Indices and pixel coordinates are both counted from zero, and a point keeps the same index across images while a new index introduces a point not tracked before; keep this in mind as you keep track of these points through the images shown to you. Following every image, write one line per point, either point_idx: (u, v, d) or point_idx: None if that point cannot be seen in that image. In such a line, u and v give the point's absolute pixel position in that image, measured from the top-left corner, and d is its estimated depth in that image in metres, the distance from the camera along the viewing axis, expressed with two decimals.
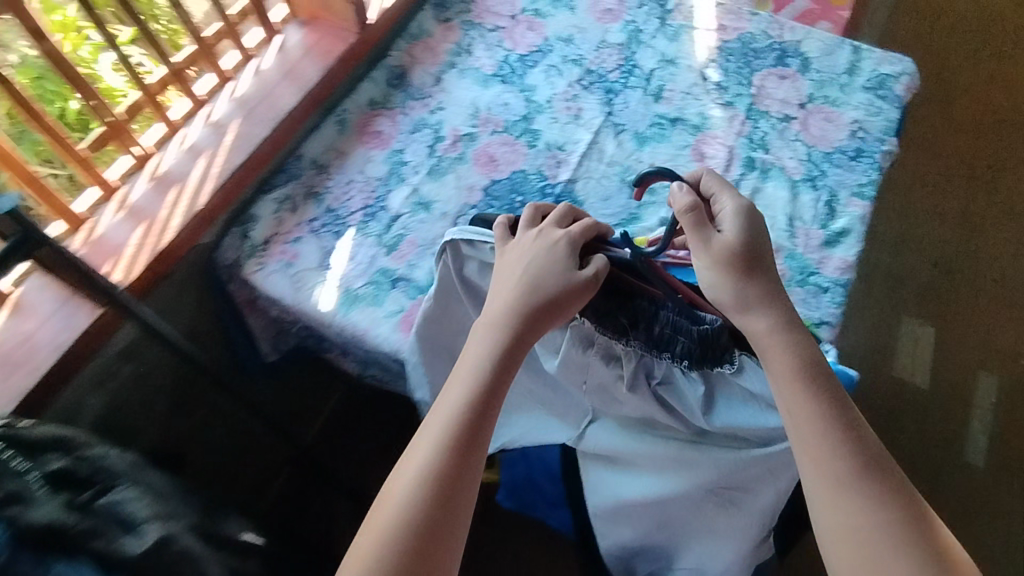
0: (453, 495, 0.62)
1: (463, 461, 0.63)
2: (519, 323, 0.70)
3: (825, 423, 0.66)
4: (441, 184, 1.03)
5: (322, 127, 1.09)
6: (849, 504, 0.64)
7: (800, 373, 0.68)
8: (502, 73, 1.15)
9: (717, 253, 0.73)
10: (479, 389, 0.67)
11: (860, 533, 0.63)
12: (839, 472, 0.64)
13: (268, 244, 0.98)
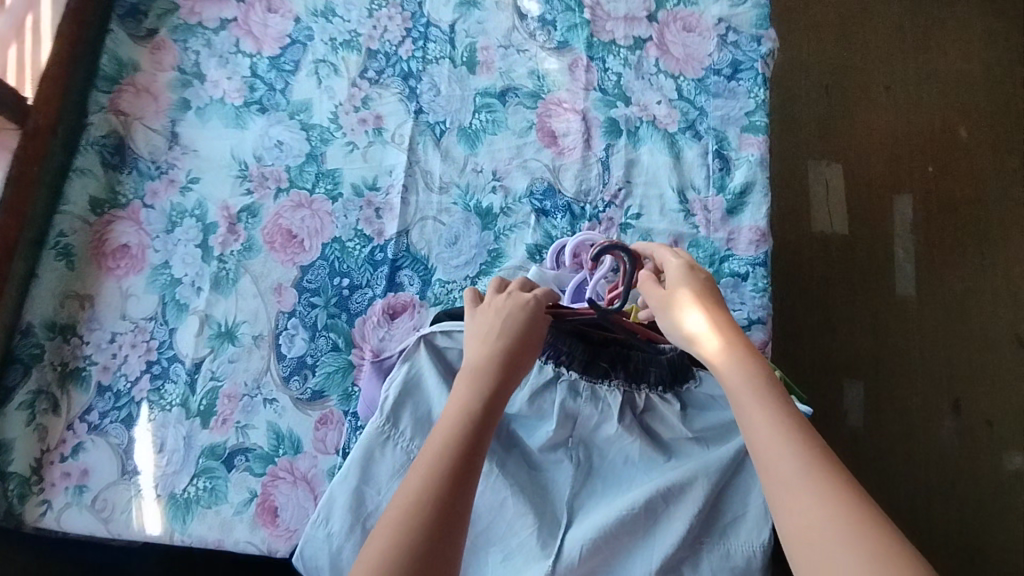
0: (450, 543, 0.44)
1: (464, 502, 0.46)
2: (504, 356, 0.55)
3: (772, 413, 0.49)
4: (237, 298, 0.76)
5: (43, 269, 0.77)
6: (807, 501, 0.45)
7: (744, 366, 0.53)
8: (258, 97, 0.83)
9: (664, 299, 0.59)
10: (474, 424, 0.50)
11: (822, 537, 0.43)
12: (791, 459, 0.47)
13: (40, 472, 0.71)
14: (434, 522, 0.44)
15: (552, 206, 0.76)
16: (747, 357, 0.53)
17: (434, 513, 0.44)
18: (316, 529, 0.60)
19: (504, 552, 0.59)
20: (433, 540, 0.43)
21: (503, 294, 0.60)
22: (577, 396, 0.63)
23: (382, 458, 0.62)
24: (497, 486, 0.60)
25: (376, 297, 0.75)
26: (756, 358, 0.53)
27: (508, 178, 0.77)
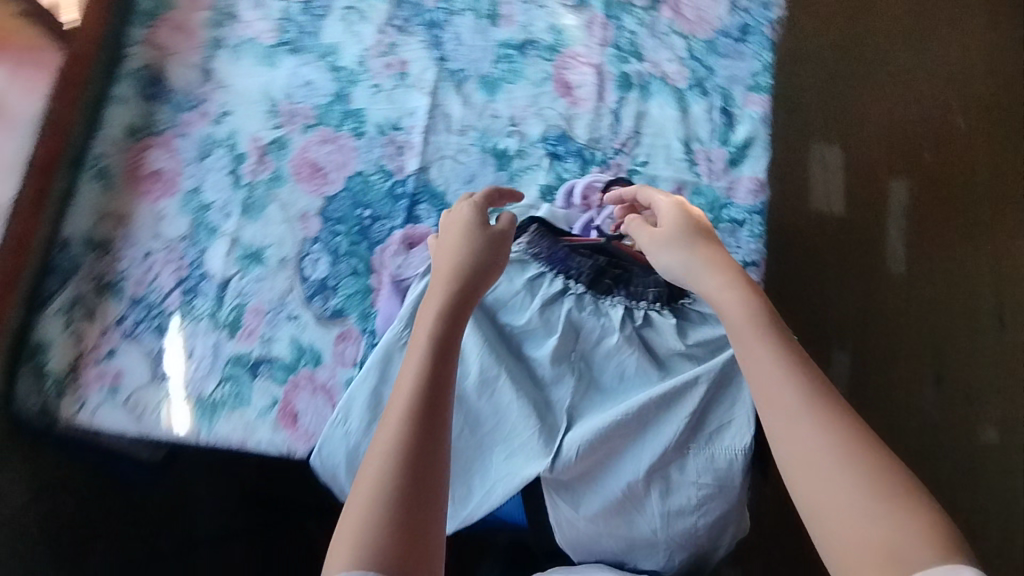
0: (435, 441, 0.49)
1: (440, 421, 0.50)
2: (461, 285, 0.60)
3: (775, 353, 0.55)
4: (265, 222, 0.81)
5: (80, 188, 0.83)
6: (810, 428, 0.51)
7: (750, 309, 0.58)
8: (290, 38, 0.87)
9: (653, 241, 0.66)
10: (436, 350, 0.54)
11: (821, 458, 0.50)
12: (796, 392, 0.53)
13: (76, 373, 0.76)
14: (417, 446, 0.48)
15: (564, 150, 0.81)
16: (748, 299, 0.59)
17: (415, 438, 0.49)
18: (335, 427, 0.68)
19: (508, 452, 0.66)
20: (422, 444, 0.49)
21: (459, 223, 0.65)
22: (581, 309, 0.69)
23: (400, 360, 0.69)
24: (506, 389, 0.66)
25: (396, 228, 0.80)
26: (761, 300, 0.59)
27: (525, 124, 0.82)
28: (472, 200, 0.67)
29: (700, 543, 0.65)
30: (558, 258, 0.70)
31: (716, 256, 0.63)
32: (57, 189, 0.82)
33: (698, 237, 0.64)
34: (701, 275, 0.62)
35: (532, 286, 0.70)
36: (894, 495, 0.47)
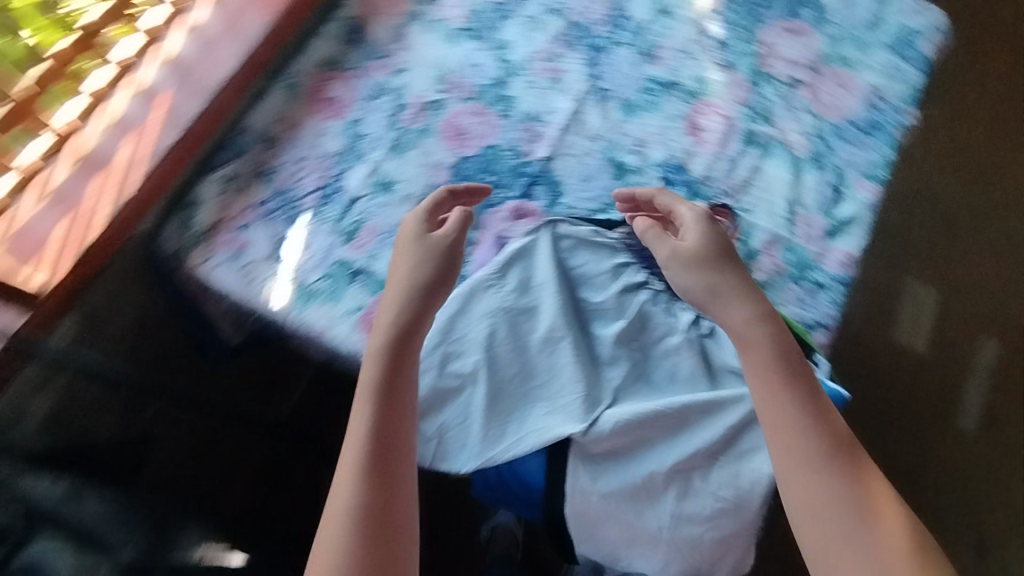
0: (394, 461, 0.61)
1: (390, 468, 0.60)
2: (398, 324, 0.68)
3: (798, 412, 0.61)
4: (404, 161, 0.92)
5: (269, 93, 0.97)
6: (829, 488, 0.58)
7: (775, 361, 0.64)
8: (474, 27, 1.01)
9: (683, 264, 0.71)
10: (377, 398, 0.63)
11: (826, 509, 0.58)
12: (818, 453, 0.60)
13: (212, 233, 0.89)
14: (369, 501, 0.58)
15: (678, 179, 0.88)
16: (774, 339, 0.65)
17: (370, 494, 0.58)
18: None
19: (548, 408, 0.72)
20: (382, 467, 0.60)
21: (407, 246, 0.74)
22: (655, 303, 0.76)
23: (481, 301, 0.77)
24: (567, 350, 0.73)
25: (510, 198, 0.89)
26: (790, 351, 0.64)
27: (649, 147, 0.91)
28: (422, 214, 0.76)
29: (701, 556, 0.67)
30: (644, 255, 0.80)
31: (747, 295, 0.68)
32: (254, 88, 0.97)
33: (732, 269, 0.70)
34: (728, 303, 0.67)
35: (616, 272, 0.78)
36: (908, 549, 0.56)
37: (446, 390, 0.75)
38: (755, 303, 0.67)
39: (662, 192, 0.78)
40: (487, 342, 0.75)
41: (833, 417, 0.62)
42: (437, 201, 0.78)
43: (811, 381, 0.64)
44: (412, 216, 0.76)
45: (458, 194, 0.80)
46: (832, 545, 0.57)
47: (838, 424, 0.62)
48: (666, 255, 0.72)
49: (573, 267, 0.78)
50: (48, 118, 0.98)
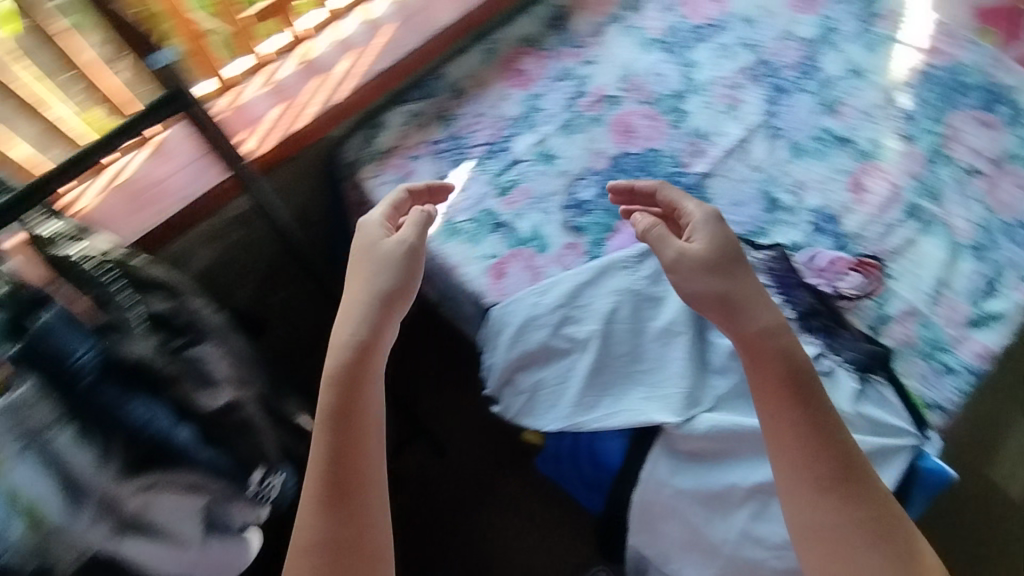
0: (355, 487, 0.62)
1: (355, 496, 0.62)
2: (355, 342, 0.67)
3: (802, 430, 0.62)
4: (570, 141, 0.98)
5: (469, 51, 1.05)
6: (834, 511, 0.59)
7: (784, 377, 0.63)
8: (669, 41, 1.06)
9: (693, 287, 0.68)
10: (331, 429, 0.63)
11: (824, 527, 0.59)
12: (825, 476, 0.60)
13: (387, 156, 0.98)
14: (335, 534, 0.60)
15: (828, 229, 0.89)
16: (788, 352, 0.64)
17: (335, 527, 0.61)
18: (533, 295, 0.84)
19: (646, 394, 0.76)
20: (340, 494, 0.62)
21: (362, 255, 0.71)
22: None
23: (612, 278, 0.82)
24: (682, 346, 0.76)
25: None
26: (800, 368, 0.63)
27: (807, 192, 0.92)
28: (388, 217, 0.75)
29: None
30: (787, 285, 0.81)
31: (756, 317, 0.66)
32: (458, 44, 1.05)
33: (742, 285, 0.67)
34: (752, 312, 0.66)
35: None
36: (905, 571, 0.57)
37: (554, 350, 0.82)
38: (772, 313, 0.66)
39: (665, 185, 0.78)
40: (606, 316, 0.80)
41: (842, 438, 0.62)
42: (396, 203, 0.77)
43: (821, 400, 0.63)
44: (378, 216, 0.74)
45: (422, 193, 0.82)
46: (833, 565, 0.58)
47: (846, 445, 0.61)
48: (672, 258, 0.70)
49: None
50: (294, 20, 0.98)
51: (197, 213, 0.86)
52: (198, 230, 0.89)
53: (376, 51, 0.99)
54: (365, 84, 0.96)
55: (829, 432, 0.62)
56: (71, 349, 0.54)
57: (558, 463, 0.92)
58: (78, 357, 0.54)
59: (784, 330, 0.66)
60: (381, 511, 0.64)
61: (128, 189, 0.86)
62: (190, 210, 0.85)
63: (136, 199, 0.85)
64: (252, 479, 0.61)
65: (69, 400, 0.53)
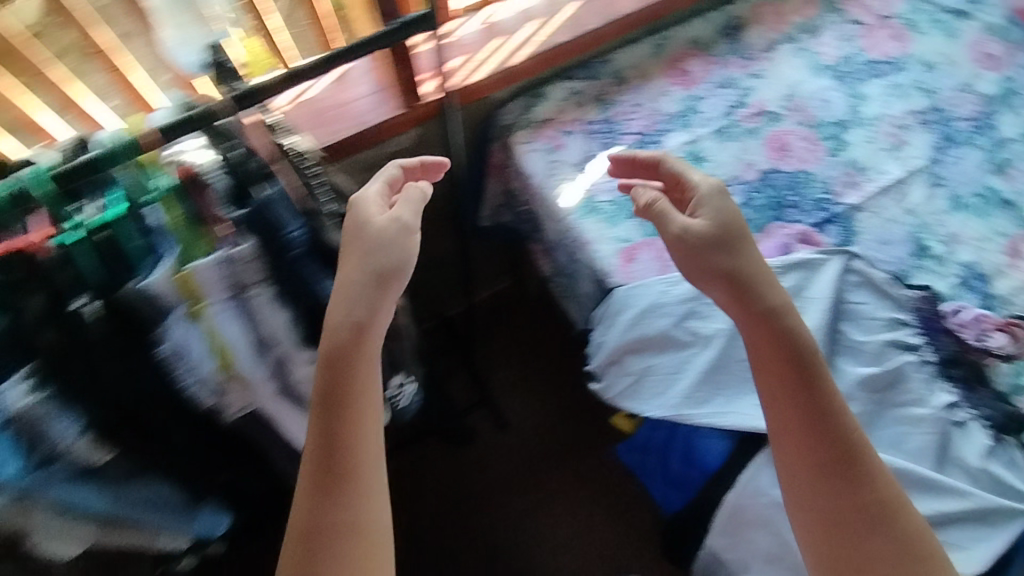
0: (347, 481, 0.54)
1: (351, 486, 0.54)
2: (349, 322, 0.57)
3: (801, 407, 0.58)
4: (722, 147, 0.99)
5: (638, 43, 1.08)
6: (831, 495, 0.55)
7: (786, 355, 0.59)
8: (840, 70, 1.06)
9: (698, 265, 0.63)
10: (321, 418, 0.55)
11: (817, 512, 0.55)
12: (822, 459, 0.56)
13: (542, 126, 1.02)
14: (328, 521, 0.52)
15: (977, 286, 0.86)
16: (792, 334, 0.60)
17: (327, 515, 0.53)
18: (663, 284, 0.86)
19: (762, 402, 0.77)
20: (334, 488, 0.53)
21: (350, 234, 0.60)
22: (918, 369, 0.77)
23: None
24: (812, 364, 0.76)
25: (802, 223, 0.92)
26: (800, 346, 0.59)
27: (960, 245, 0.90)
28: (386, 187, 0.65)
29: None
30: (931, 328, 0.80)
31: (760, 292, 0.61)
32: (630, 35, 1.08)
33: (748, 260, 0.63)
34: (760, 289, 0.61)
35: (891, 326, 0.79)
36: (909, 566, 0.51)
37: (674, 340, 0.83)
38: (775, 295, 0.62)
39: (669, 157, 0.72)
40: None
41: (841, 418, 0.57)
42: (389, 178, 0.66)
43: (821, 377, 0.59)
44: (372, 191, 0.62)
45: (418, 169, 0.69)
46: (830, 555, 0.53)
47: (843, 427, 0.57)
48: (675, 234, 0.64)
49: (851, 301, 0.81)
50: None
51: (369, 139, 0.92)
52: (362, 157, 0.95)
53: (557, 23, 1.03)
54: (541, 53, 1.00)
55: (826, 410, 0.57)
56: (285, 223, 0.59)
57: (643, 453, 0.93)
58: (291, 231, 0.59)
59: (787, 306, 0.62)
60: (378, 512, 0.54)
61: (311, 107, 0.93)
62: (365, 134, 0.91)
63: (318, 116, 0.92)
64: (388, 387, 0.70)
65: (274, 264, 0.60)
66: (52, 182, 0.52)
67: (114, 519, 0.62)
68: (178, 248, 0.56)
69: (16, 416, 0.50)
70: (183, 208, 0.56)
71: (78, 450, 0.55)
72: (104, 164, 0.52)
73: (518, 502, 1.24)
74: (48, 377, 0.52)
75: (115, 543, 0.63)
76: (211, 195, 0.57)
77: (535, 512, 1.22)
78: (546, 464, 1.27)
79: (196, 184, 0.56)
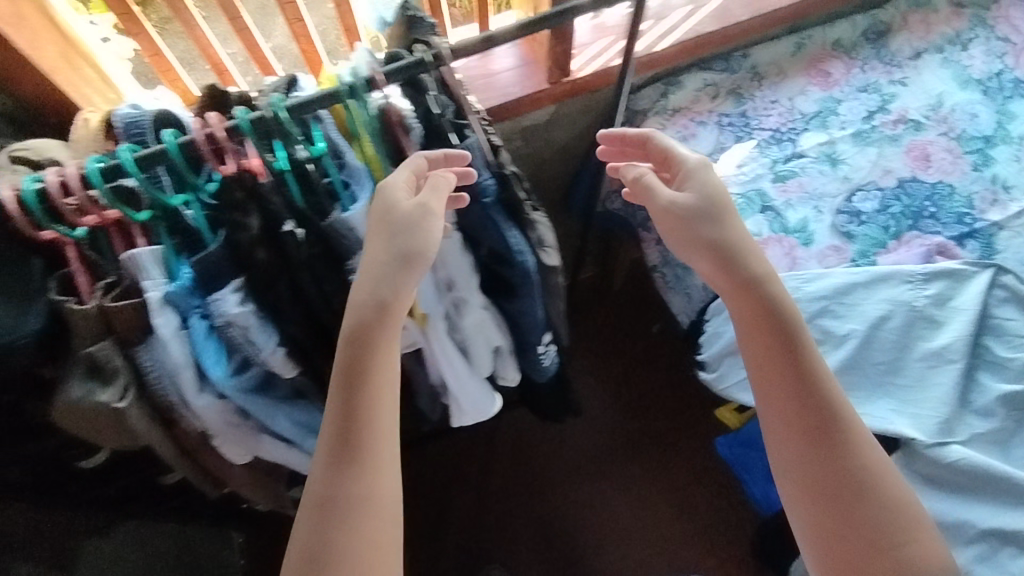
0: (358, 462, 0.50)
1: (364, 461, 0.50)
2: (374, 301, 0.53)
3: (786, 376, 0.57)
4: (860, 152, 0.97)
5: (780, 40, 1.07)
6: (819, 465, 0.55)
7: (770, 327, 0.59)
8: (988, 84, 1.03)
9: (686, 238, 0.63)
10: (337, 396, 0.52)
11: (801, 479, 0.55)
12: (805, 427, 0.56)
13: (675, 114, 1.02)
14: (344, 495, 0.50)
15: None
16: (778, 304, 0.59)
17: (342, 490, 0.50)
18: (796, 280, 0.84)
19: (893, 408, 0.76)
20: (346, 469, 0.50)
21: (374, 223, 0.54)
22: None
23: (892, 284, 0.81)
24: (949, 375, 0.76)
25: (941, 235, 0.90)
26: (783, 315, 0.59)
27: None
28: (414, 173, 0.55)
29: None
30: None
31: (742, 261, 0.61)
32: (772, 32, 1.07)
33: (733, 231, 0.62)
34: (744, 260, 0.61)
35: None
36: (893, 531, 0.52)
37: None
38: (759, 264, 0.61)
39: (659, 136, 0.69)
40: (874, 321, 0.79)
41: (823, 387, 0.57)
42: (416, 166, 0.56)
43: (805, 345, 0.58)
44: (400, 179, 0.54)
45: (439, 160, 0.56)
46: (818, 522, 0.54)
47: (827, 399, 0.56)
48: (662, 207, 0.64)
49: (996, 316, 0.79)
50: None
51: (510, 111, 0.94)
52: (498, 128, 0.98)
53: (703, 12, 1.02)
54: (685, 42, 1.01)
55: (809, 379, 0.57)
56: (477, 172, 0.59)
57: (747, 450, 0.94)
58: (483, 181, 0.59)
59: (773, 278, 0.61)
60: (389, 495, 0.51)
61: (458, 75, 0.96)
62: (510, 105, 0.94)
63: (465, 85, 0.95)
64: (539, 353, 0.69)
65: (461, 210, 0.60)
66: (287, 109, 0.55)
67: (280, 437, 0.66)
68: (371, 186, 0.60)
69: (228, 323, 0.55)
70: (380, 147, 0.61)
71: (272, 363, 0.59)
72: (343, 98, 0.56)
73: (597, 485, 1.26)
74: (253, 294, 0.57)
75: (275, 459, 0.69)
76: (407, 137, 0.61)
77: (612, 495, 1.25)
78: (627, 451, 1.29)
79: (400, 127, 0.60)
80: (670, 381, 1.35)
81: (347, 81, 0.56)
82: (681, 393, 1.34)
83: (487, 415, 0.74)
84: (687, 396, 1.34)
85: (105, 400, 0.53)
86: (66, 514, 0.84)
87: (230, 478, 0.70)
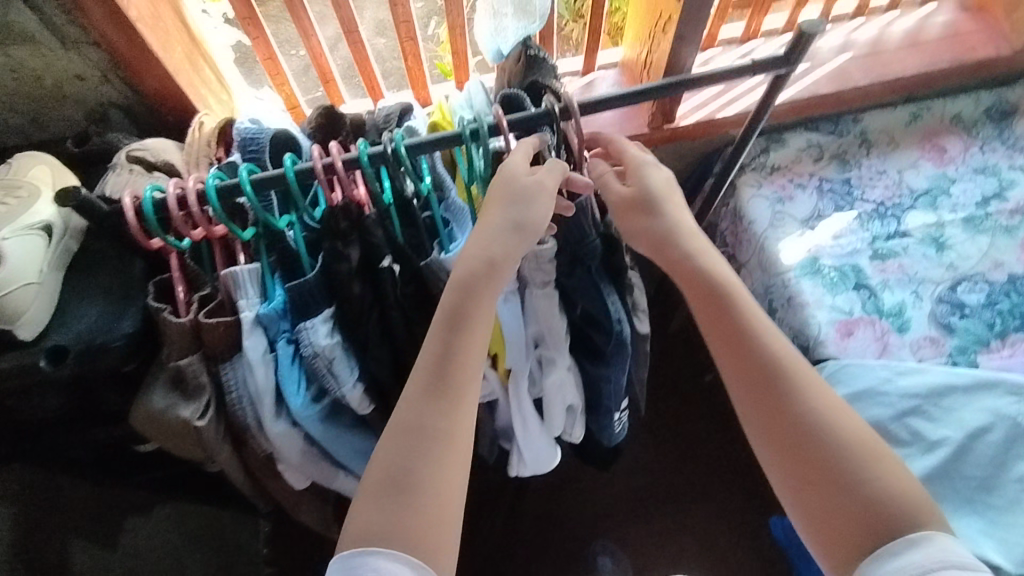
0: (454, 395, 0.47)
1: (458, 397, 0.47)
2: (482, 255, 0.50)
3: (732, 333, 0.51)
4: (970, 239, 0.91)
5: (896, 108, 1.01)
6: (779, 415, 0.48)
7: (704, 282, 0.53)
8: None
9: (628, 219, 0.57)
10: (438, 326, 0.49)
11: (771, 438, 0.49)
12: (756, 377, 0.50)
13: (773, 172, 0.98)
14: (433, 427, 0.46)
15: None
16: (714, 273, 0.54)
17: (430, 420, 0.46)
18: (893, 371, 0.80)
19: (981, 527, 0.71)
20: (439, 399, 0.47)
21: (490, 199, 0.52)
22: None
23: (993, 390, 0.76)
24: None
25: None
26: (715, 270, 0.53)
27: None
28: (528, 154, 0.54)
29: None
30: None
31: (675, 224, 0.56)
32: (889, 99, 1.01)
33: (674, 206, 0.56)
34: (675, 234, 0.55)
35: None
36: (860, 470, 0.45)
37: (889, 435, 0.79)
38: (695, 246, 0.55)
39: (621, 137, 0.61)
40: (972, 431, 0.75)
41: (766, 335, 0.51)
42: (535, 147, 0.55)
43: (736, 292, 0.53)
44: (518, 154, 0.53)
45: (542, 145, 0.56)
46: (790, 477, 0.47)
47: (773, 349, 0.50)
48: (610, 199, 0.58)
49: None
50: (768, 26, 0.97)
51: None
52: None
53: (820, 72, 0.98)
54: (796, 99, 0.96)
55: (756, 330, 0.51)
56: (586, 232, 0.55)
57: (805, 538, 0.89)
58: (592, 244, 0.55)
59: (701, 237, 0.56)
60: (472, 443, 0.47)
61: None
62: None
63: None
64: (613, 418, 0.67)
65: (563, 267, 0.57)
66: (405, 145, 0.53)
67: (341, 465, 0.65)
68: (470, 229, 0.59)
69: (314, 354, 0.54)
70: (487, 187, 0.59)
71: (348, 398, 0.57)
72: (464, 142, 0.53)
73: (630, 534, 1.22)
74: (343, 326, 0.56)
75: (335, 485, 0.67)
76: None
77: (643, 547, 1.21)
78: (665, 505, 1.24)
79: None
80: (719, 439, 1.29)
81: (470, 124, 0.54)
82: (729, 454, 1.28)
83: (544, 470, 0.71)
84: (735, 458, 1.28)
85: (186, 416, 0.54)
86: (118, 492, 0.86)
87: (285, 493, 0.69)
